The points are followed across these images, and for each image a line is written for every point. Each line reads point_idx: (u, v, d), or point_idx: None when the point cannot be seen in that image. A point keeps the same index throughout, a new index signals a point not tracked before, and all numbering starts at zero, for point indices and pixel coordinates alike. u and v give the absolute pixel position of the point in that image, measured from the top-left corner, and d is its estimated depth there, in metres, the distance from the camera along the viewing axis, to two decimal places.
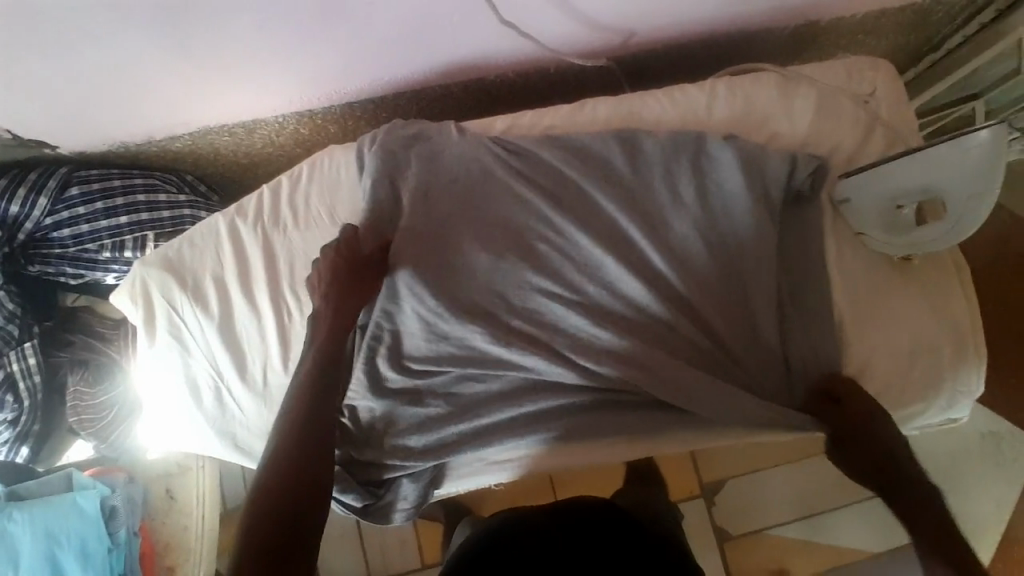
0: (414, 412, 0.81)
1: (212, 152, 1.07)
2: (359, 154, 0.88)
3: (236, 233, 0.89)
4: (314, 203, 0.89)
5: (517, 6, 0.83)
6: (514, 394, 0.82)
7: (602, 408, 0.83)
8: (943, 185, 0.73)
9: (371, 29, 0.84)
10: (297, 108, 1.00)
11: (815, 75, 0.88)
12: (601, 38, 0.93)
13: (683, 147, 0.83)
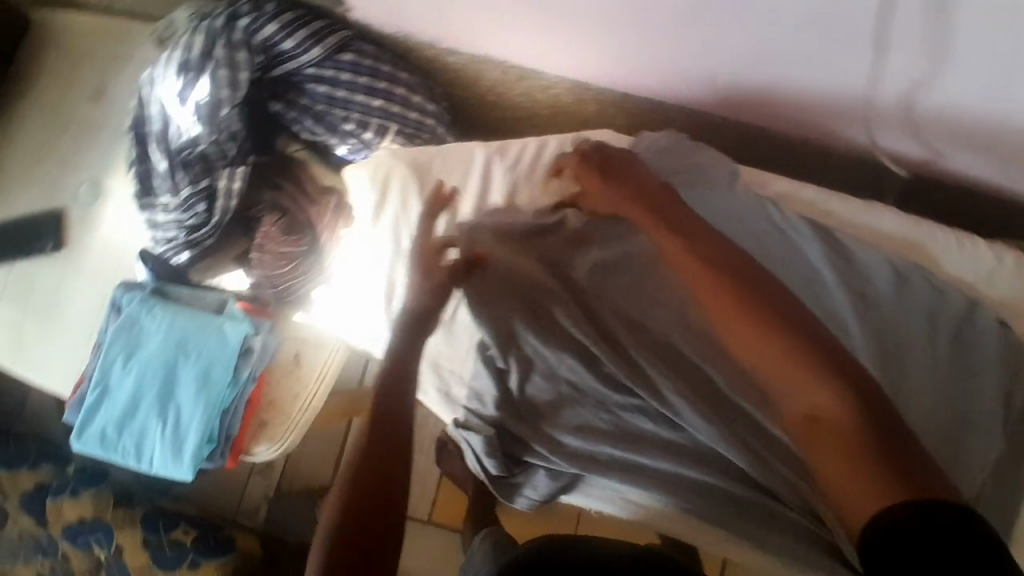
0: (577, 417, 0.84)
1: (474, 78, 1.07)
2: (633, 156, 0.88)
3: (488, 167, 0.90)
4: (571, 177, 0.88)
5: (863, 91, 0.81)
6: (680, 445, 0.81)
7: (749, 501, 0.81)
8: None
9: (714, 49, 0.83)
10: (581, 76, 1.00)
11: None
12: (905, 152, 0.90)
13: (946, 303, 0.80)
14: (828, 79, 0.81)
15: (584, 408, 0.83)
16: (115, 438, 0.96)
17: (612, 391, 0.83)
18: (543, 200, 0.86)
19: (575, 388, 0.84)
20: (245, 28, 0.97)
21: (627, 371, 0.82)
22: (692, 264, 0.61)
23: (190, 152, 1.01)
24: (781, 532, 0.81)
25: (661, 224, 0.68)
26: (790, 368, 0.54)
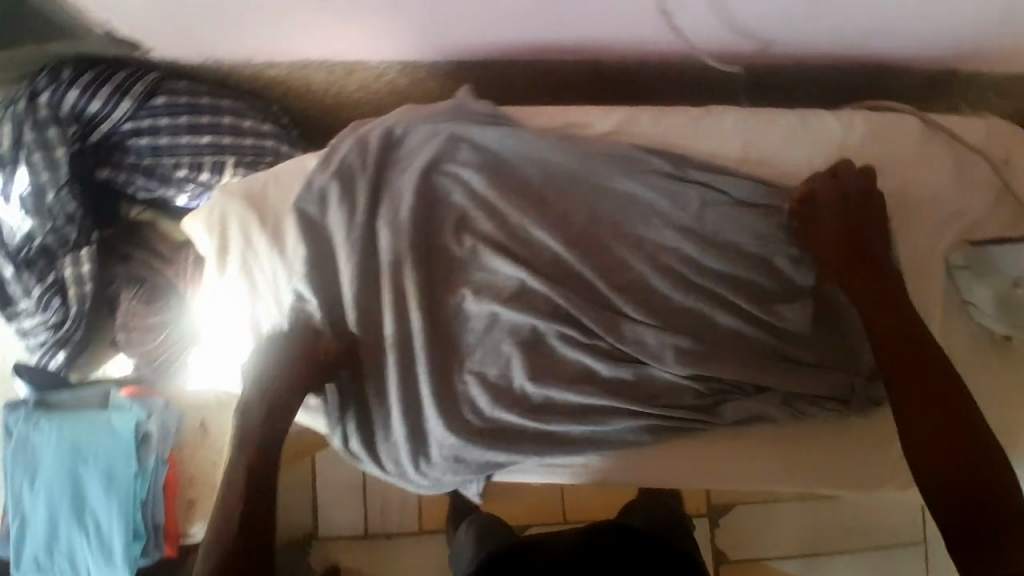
0: (477, 408, 0.81)
1: (303, 84, 1.01)
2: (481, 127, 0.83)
3: (325, 183, 0.81)
4: (412, 152, 0.83)
5: None
6: (585, 400, 0.81)
7: (663, 424, 0.82)
8: None
9: None
10: (409, 57, 0.95)
11: (954, 127, 0.85)
12: (739, 45, 0.89)
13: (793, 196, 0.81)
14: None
15: (480, 389, 0.81)
16: (42, 567, 0.92)
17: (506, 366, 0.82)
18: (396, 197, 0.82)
19: (475, 375, 0.82)
20: (47, 102, 0.91)
21: (508, 348, 0.82)
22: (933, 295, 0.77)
23: (30, 248, 0.95)
24: (703, 443, 0.83)
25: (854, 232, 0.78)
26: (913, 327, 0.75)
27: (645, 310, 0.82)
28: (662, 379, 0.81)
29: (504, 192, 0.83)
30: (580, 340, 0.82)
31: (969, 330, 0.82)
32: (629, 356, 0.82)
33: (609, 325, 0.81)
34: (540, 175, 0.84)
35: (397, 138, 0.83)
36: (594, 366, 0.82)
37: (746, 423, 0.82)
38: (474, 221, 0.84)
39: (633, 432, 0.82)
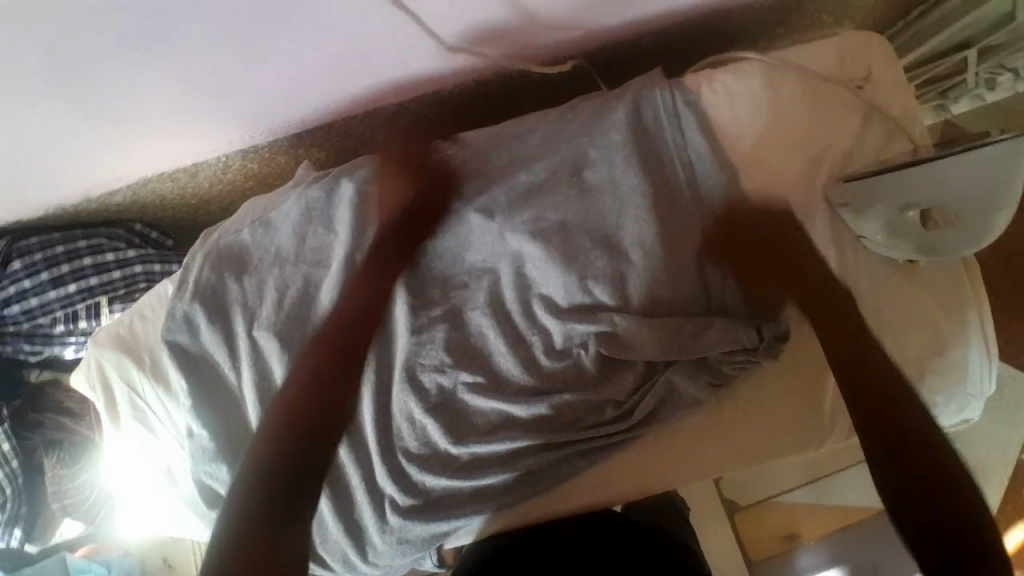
0: (404, 481, 0.79)
1: (155, 199, 0.97)
2: (330, 193, 0.79)
3: (187, 307, 0.78)
4: (262, 247, 0.79)
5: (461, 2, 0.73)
6: (510, 438, 0.79)
7: (593, 439, 0.80)
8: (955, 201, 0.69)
9: (312, 41, 0.73)
10: (244, 144, 0.90)
11: (801, 60, 0.81)
12: (568, 37, 0.86)
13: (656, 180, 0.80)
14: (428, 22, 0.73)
15: (401, 459, 0.79)
16: None
17: (423, 432, 0.79)
18: (258, 298, 0.78)
19: (392, 449, 0.80)
20: None
21: (420, 415, 0.79)
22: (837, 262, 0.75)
23: None
24: (637, 448, 0.82)
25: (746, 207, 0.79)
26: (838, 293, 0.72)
27: (540, 336, 0.80)
28: (580, 399, 0.79)
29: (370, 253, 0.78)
30: (488, 384, 0.80)
31: (870, 261, 0.79)
32: (541, 386, 0.79)
33: (516, 358, 0.79)
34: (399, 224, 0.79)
35: (247, 240, 0.79)
36: (511, 406, 0.79)
37: (669, 417, 0.81)
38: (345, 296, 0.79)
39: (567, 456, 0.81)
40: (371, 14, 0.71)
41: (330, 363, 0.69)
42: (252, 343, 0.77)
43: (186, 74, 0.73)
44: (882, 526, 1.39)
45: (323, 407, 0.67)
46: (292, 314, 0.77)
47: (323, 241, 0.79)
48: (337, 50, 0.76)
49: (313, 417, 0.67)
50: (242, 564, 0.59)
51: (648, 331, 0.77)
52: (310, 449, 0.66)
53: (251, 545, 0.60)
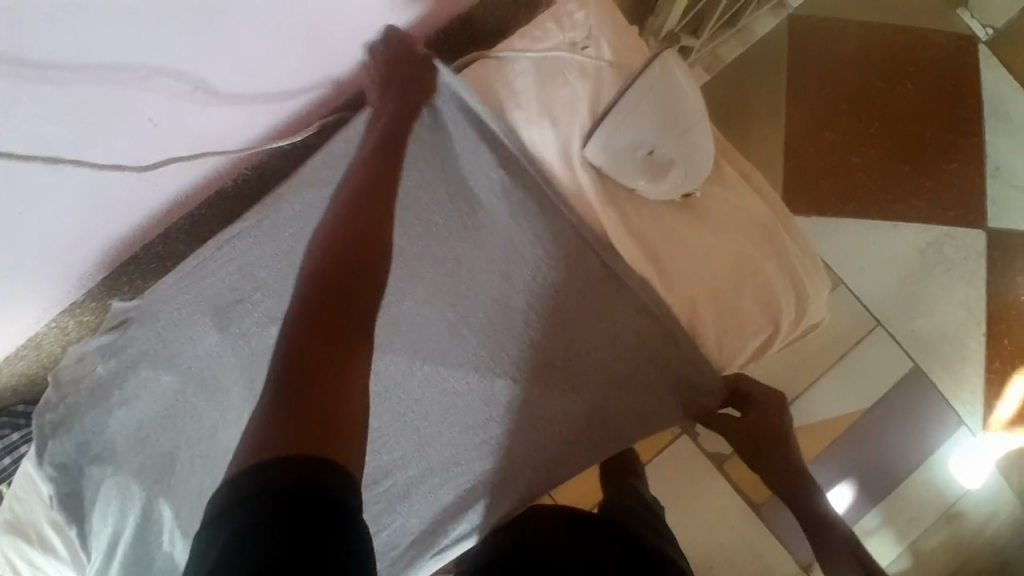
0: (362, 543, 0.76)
1: (19, 380, 1.00)
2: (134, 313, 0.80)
3: (50, 475, 0.79)
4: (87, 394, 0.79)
5: (172, 121, 0.73)
6: (410, 457, 0.77)
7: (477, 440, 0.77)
8: (675, 119, 0.70)
9: (52, 206, 0.73)
10: (61, 306, 0.91)
11: (523, 41, 0.82)
12: (313, 98, 0.87)
13: (430, 203, 0.80)
14: (150, 147, 0.75)
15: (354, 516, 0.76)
16: None
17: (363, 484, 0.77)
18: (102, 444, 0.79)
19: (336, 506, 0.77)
20: None
21: (352, 470, 0.76)
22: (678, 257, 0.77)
23: None
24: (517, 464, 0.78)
25: (559, 223, 0.78)
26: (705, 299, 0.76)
27: (398, 359, 0.78)
28: (455, 399, 0.77)
29: (195, 352, 0.79)
30: (380, 414, 0.77)
31: (655, 207, 0.78)
32: (418, 403, 0.77)
33: (385, 382, 0.77)
34: (211, 324, 0.79)
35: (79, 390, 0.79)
36: (399, 425, 0.77)
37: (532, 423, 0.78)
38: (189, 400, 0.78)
39: (462, 478, 0.77)
40: (65, 173, 0.70)
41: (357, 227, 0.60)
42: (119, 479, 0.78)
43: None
44: (863, 427, 1.48)
45: (337, 277, 0.56)
46: (141, 444, 0.78)
47: (144, 376, 0.78)
48: (70, 207, 0.75)
49: (329, 303, 0.54)
50: (284, 438, 0.45)
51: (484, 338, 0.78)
52: (339, 362, 0.51)
53: (305, 397, 0.49)
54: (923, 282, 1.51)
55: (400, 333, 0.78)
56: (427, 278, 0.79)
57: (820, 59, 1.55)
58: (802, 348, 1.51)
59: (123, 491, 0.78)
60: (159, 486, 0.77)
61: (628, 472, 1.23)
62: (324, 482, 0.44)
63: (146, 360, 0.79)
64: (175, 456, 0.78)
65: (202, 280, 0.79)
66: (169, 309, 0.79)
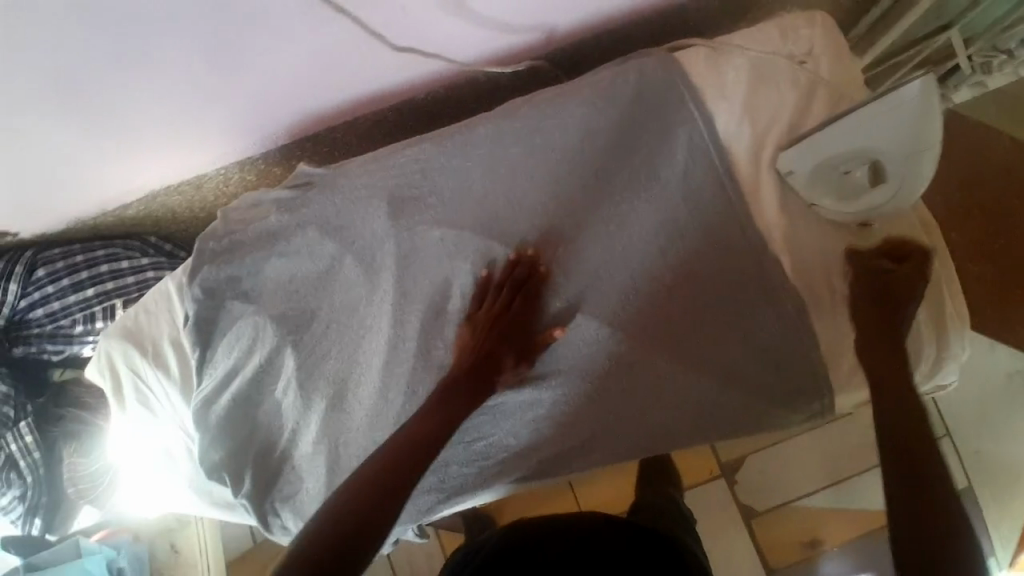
0: (440, 448, 0.80)
1: (167, 212, 1.06)
2: (313, 175, 0.86)
3: (196, 294, 0.84)
4: (249, 234, 0.84)
5: (418, 13, 0.78)
6: (521, 384, 0.81)
7: (589, 392, 0.82)
8: (892, 149, 0.71)
9: (287, 52, 0.79)
10: (236, 153, 0.97)
11: (744, 40, 0.85)
12: (527, 36, 0.92)
13: (615, 159, 0.84)
14: (389, 29, 0.79)
15: (446, 420, 0.80)
16: None
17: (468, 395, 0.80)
18: (251, 282, 0.84)
19: None
20: None
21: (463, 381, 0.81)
22: (833, 278, 0.80)
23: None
24: (621, 423, 0.81)
25: (731, 215, 0.81)
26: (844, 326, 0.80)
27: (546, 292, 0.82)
28: (579, 350, 0.82)
29: (362, 229, 0.83)
30: None
31: (825, 226, 0.80)
32: (547, 343, 0.82)
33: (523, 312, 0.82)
34: (381, 207, 0.83)
35: (242, 228, 0.84)
36: (522, 353, 0.82)
37: (647, 391, 0.81)
38: (342, 271, 0.83)
39: (561, 423, 0.81)
40: (335, 21, 0.76)
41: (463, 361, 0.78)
42: (258, 318, 0.83)
43: (166, 86, 0.79)
44: None
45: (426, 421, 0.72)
46: (288, 294, 0.83)
47: (311, 236, 0.83)
48: (303, 59, 0.81)
49: None
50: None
51: (627, 296, 0.83)
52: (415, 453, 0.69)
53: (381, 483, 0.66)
54: (1000, 405, 1.50)
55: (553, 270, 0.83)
56: (593, 225, 0.84)
57: (963, 161, 1.56)
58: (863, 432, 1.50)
59: (256, 330, 0.82)
60: (293, 337, 0.82)
61: (668, 480, 1.27)
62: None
63: (312, 222, 0.83)
64: (315, 315, 0.82)
65: (388, 166, 0.85)
66: (351, 187, 0.84)
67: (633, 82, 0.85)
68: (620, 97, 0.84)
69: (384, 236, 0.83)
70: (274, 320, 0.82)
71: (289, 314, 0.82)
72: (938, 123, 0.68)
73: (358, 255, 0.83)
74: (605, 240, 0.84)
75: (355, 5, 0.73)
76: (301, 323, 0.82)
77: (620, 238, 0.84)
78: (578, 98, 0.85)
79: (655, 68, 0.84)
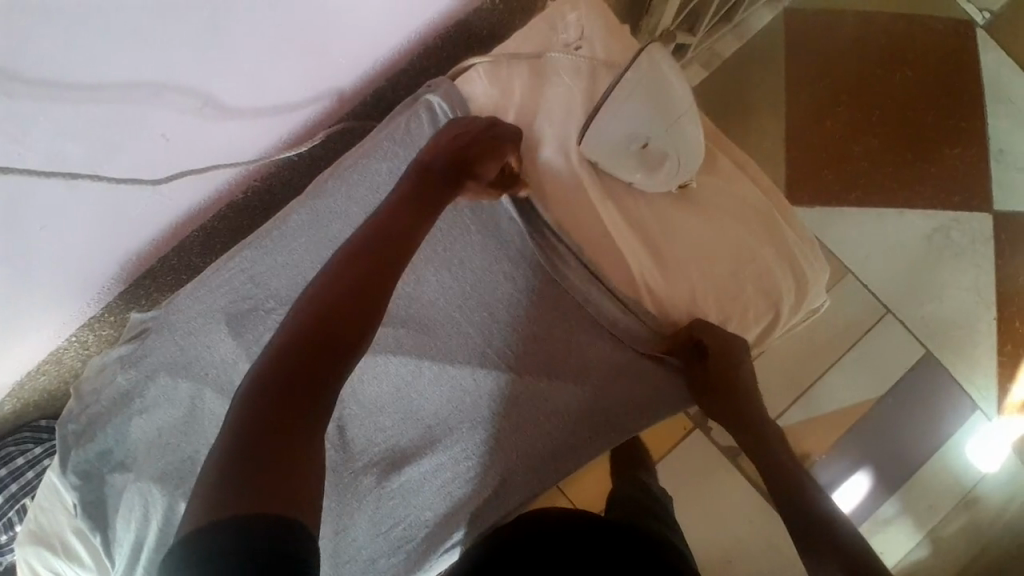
0: (365, 547, 0.77)
1: (43, 395, 1.02)
2: (145, 321, 0.83)
3: (76, 481, 0.82)
4: (107, 402, 0.81)
5: (181, 134, 0.76)
6: (419, 455, 0.78)
7: (490, 440, 0.78)
8: (675, 111, 0.72)
9: (69, 220, 0.76)
10: (80, 318, 0.94)
11: (518, 44, 0.84)
12: (315, 109, 0.90)
13: None
14: (161, 160, 0.77)
15: (361, 517, 0.77)
16: None
17: (374, 486, 0.78)
18: (127, 448, 0.82)
19: (345, 512, 0.77)
20: None
21: (365, 473, 0.78)
22: (678, 247, 0.78)
23: None
24: (528, 460, 0.78)
25: (563, 220, 0.79)
26: (706, 288, 0.78)
27: (412, 357, 0.79)
28: (466, 399, 0.78)
29: (209, 358, 0.81)
30: (393, 418, 0.79)
31: (652, 200, 0.79)
32: (430, 406, 0.79)
33: (395, 386, 0.79)
34: (221, 331, 0.80)
35: (97, 399, 0.82)
36: (410, 424, 0.79)
37: (542, 419, 0.78)
38: (207, 407, 0.80)
39: (472, 479, 0.78)
40: (80, 187, 0.72)
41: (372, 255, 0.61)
42: (142, 483, 0.80)
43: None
44: (880, 415, 1.48)
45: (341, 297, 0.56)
46: (163, 448, 0.80)
47: (163, 383, 0.81)
48: (88, 218, 0.78)
49: (292, 382, 0.51)
50: (246, 495, 0.44)
51: (490, 334, 0.79)
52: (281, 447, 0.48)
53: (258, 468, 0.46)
54: (927, 269, 1.51)
55: (411, 334, 0.80)
56: (433, 275, 0.80)
57: (816, 49, 1.56)
58: (814, 339, 1.50)
59: (144, 494, 0.80)
60: (181, 490, 0.79)
61: (638, 467, 1.25)
62: (287, 541, 0.43)
63: (161, 368, 0.81)
64: (194, 460, 0.80)
65: (214, 286, 0.81)
66: (188, 318, 0.80)
67: (426, 121, 0.82)
68: (418, 140, 0.82)
69: (235, 357, 0.80)
70: (158, 480, 0.80)
71: (171, 467, 0.80)
72: (677, 83, 0.73)
73: (218, 385, 0.80)
74: (452, 284, 0.80)
75: (107, 158, 0.72)
76: (184, 473, 0.79)
77: (468, 276, 0.80)
78: (378, 154, 0.82)
79: (442, 101, 0.82)
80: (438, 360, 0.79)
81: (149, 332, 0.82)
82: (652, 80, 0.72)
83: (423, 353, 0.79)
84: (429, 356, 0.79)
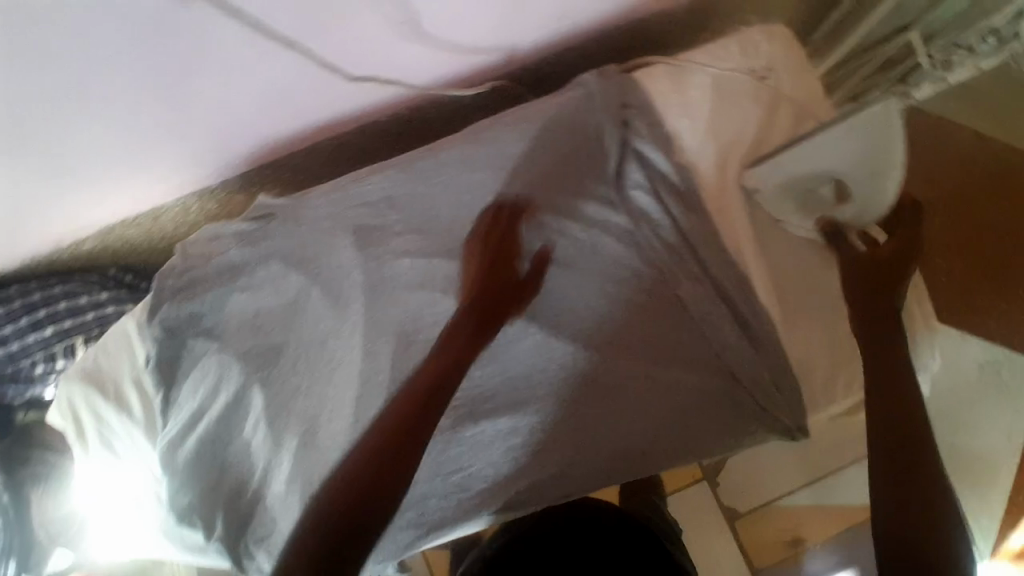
0: (422, 485, 0.79)
1: (122, 245, 1.03)
2: (268, 204, 0.84)
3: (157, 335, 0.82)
4: (212, 267, 0.83)
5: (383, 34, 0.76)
6: (497, 415, 0.79)
7: (567, 422, 0.80)
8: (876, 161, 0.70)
9: (241, 84, 0.77)
10: (195, 183, 0.95)
11: (708, 58, 0.86)
12: (488, 58, 0.91)
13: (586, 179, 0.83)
14: (349, 55, 0.78)
15: (427, 458, 0.79)
16: None
17: (448, 432, 0.79)
18: (216, 318, 0.82)
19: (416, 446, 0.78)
20: None
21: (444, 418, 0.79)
22: (807, 293, 0.80)
23: None
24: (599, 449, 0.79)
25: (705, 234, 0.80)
26: (821, 341, 0.80)
27: (520, 319, 0.80)
28: (559, 376, 0.80)
29: (325, 259, 0.81)
30: (484, 372, 0.80)
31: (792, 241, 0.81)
32: (521, 371, 0.80)
33: (495, 343, 0.80)
34: (345, 236, 0.82)
35: (204, 264, 0.83)
36: (498, 384, 0.80)
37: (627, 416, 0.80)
38: (306, 306, 0.81)
39: (540, 454, 0.79)
40: (277, 52, 0.73)
41: (477, 329, 0.73)
42: (222, 357, 0.81)
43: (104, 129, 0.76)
44: None
45: (434, 385, 0.69)
46: (253, 330, 0.81)
47: (273, 270, 0.81)
48: (256, 89, 0.79)
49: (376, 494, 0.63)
50: None
51: (599, 322, 0.81)
52: (347, 553, 0.61)
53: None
54: (970, 397, 1.52)
55: (526, 296, 0.81)
56: (564, 249, 0.81)
57: (929, 158, 1.59)
58: None
59: (221, 367, 0.81)
60: (259, 374, 0.80)
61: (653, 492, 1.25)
62: None
63: (275, 253, 0.82)
64: (280, 350, 0.81)
65: (357, 195, 0.84)
66: (317, 217, 0.82)
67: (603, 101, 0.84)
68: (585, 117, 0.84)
69: (348, 267, 0.81)
70: (239, 356, 0.80)
71: (254, 349, 0.81)
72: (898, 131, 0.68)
73: (325, 287, 0.81)
74: (579, 262, 0.81)
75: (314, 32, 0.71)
76: (267, 360, 0.80)
77: (598, 258, 0.81)
78: (543, 120, 0.85)
79: (621, 87, 0.84)
80: (544, 330, 0.80)
81: (269, 221, 0.83)
82: (881, 128, 0.69)
83: (531, 317, 0.80)
84: (538, 322, 0.80)
